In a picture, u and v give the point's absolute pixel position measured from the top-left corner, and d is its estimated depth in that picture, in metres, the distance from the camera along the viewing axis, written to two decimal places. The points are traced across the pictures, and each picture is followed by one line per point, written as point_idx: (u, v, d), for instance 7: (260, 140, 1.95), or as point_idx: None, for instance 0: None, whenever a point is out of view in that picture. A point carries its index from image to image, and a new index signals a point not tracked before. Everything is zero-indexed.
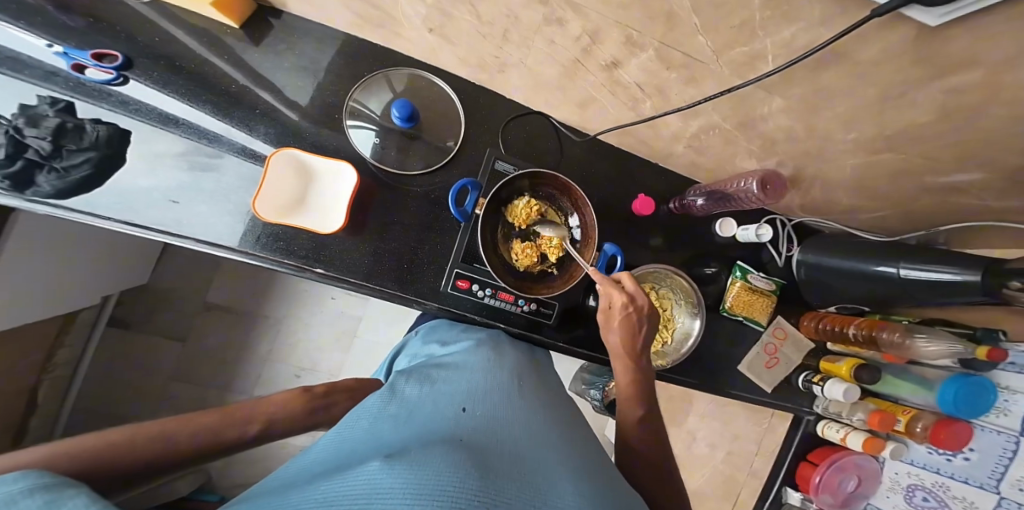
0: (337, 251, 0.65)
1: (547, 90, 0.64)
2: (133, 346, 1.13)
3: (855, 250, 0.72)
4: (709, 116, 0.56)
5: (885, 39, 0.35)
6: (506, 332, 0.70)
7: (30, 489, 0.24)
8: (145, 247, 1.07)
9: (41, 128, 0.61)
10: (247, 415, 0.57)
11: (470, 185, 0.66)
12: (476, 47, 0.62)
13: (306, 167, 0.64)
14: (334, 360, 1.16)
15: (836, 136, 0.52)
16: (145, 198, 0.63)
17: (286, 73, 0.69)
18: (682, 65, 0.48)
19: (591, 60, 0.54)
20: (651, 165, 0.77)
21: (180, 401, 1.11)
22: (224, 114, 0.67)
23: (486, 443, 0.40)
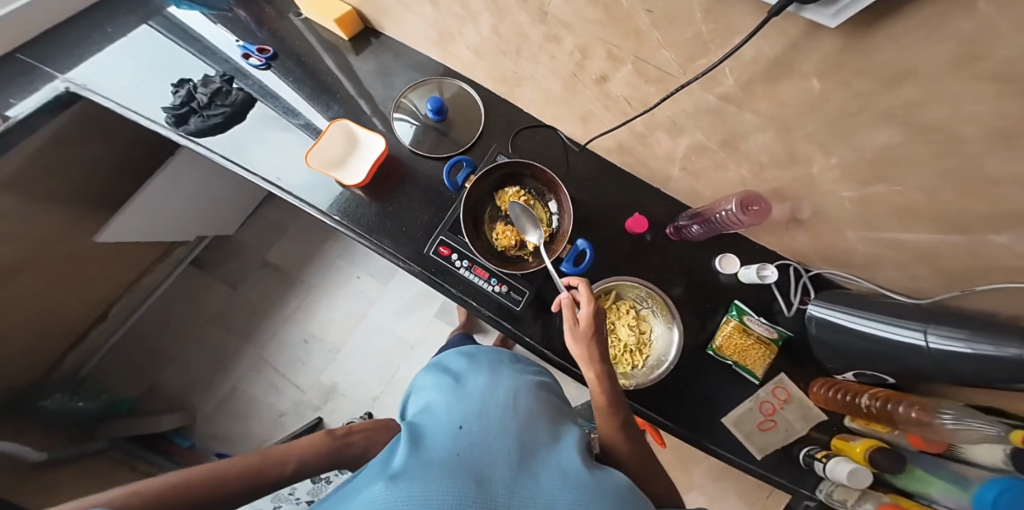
0: (348, 203, 0.79)
1: (555, 103, 0.72)
2: (201, 285, 1.35)
3: (883, 308, 0.61)
4: (693, 134, 0.59)
5: (820, 49, 0.37)
6: (477, 309, 0.76)
7: None
8: (239, 206, 1.31)
9: (207, 88, 0.84)
10: (283, 455, 0.58)
11: (465, 162, 0.77)
12: (499, 62, 0.72)
13: (354, 136, 0.79)
14: (338, 332, 1.29)
15: (815, 163, 0.51)
16: (255, 147, 0.82)
17: (367, 73, 0.85)
18: (657, 79, 0.53)
19: (585, 74, 0.61)
20: (654, 190, 0.79)
21: (210, 342, 1.31)
22: (311, 99, 0.85)
23: (483, 457, 0.44)
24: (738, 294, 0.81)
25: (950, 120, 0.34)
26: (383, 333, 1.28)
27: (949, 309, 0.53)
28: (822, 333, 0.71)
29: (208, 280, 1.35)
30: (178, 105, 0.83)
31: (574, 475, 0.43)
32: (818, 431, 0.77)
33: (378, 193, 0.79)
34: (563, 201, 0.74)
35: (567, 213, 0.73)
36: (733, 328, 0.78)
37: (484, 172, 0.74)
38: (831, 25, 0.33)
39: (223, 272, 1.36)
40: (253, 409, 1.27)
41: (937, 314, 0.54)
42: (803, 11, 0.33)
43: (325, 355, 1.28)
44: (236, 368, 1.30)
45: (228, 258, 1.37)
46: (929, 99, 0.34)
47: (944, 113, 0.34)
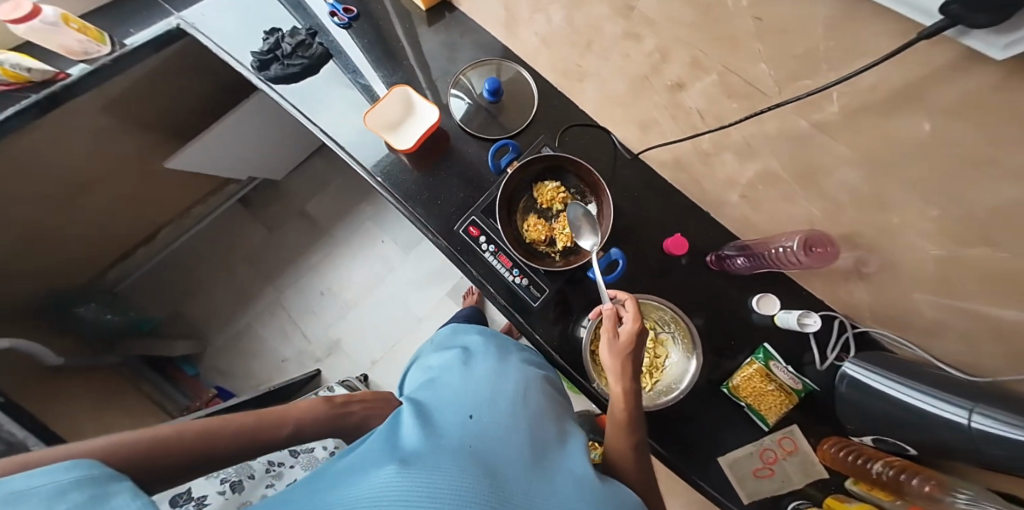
0: (388, 165, 0.77)
1: (615, 105, 0.68)
2: (238, 223, 1.37)
3: (924, 379, 0.57)
4: (766, 161, 0.55)
5: (970, 83, 0.34)
6: (494, 296, 0.73)
7: (77, 481, 0.32)
8: (285, 159, 1.31)
9: (293, 39, 0.82)
10: (282, 416, 0.59)
11: (511, 145, 0.74)
12: (566, 54, 0.68)
13: (412, 104, 0.77)
14: (354, 291, 1.32)
15: (905, 211, 0.46)
16: (320, 100, 0.81)
17: (432, 45, 0.82)
18: (742, 95, 0.51)
19: (658, 78, 0.58)
20: (699, 212, 0.73)
21: (238, 279, 1.34)
22: (376, 64, 0.82)
23: (494, 447, 0.41)
24: (772, 337, 0.75)
25: None
26: (394, 302, 1.31)
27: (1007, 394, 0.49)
28: (854, 395, 0.66)
29: (250, 221, 1.38)
30: (264, 51, 0.82)
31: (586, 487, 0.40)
32: (812, 486, 0.73)
33: (424, 162, 0.77)
34: (604, 203, 0.70)
35: (608, 215, 0.68)
36: (756, 372, 0.73)
37: (525, 161, 0.71)
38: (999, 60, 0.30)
39: (264, 215, 1.38)
40: (262, 349, 1.30)
41: (990, 395, 0.49)
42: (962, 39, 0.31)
43: (337, 310, 1.31)
44: (256, 305, 1.33)
45: (269, 204, 1.39)
46: None
47: None
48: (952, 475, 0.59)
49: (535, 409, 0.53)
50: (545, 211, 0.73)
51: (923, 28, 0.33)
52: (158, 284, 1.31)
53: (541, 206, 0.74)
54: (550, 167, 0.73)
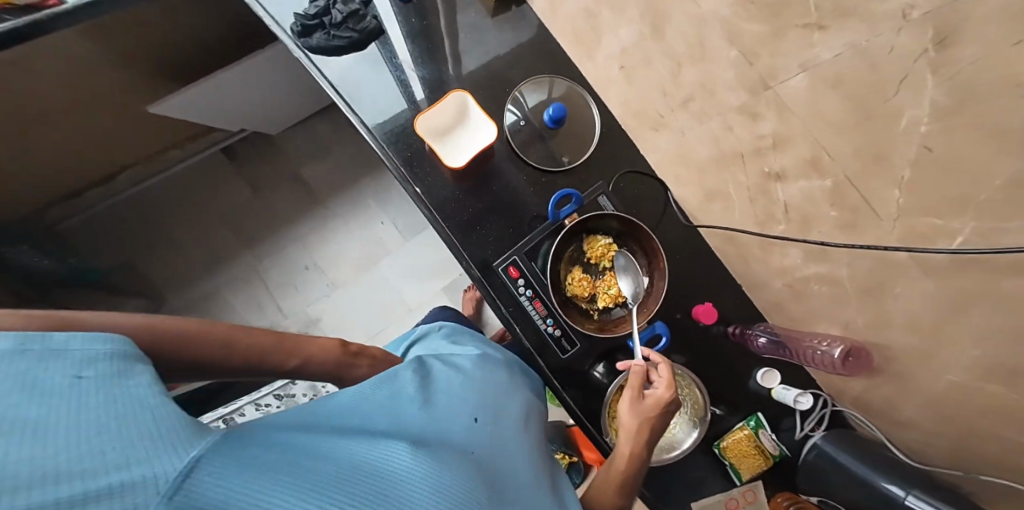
0: (430, 176, 0.69)
1: (686, 166, 0.64)
2: (217, 176, 1.16)
3: (879, 458, 0.69)
4: (839, 268, 0.55)
5: None
6: (520, 338, 0.71)
7: (109, 355, 0.27)
8: (275, 117, 1.09)
9: (346, 6, 0.68)
10: (289, 349, 0.49)
11: (574, 197, 0.69)
12: (647, 100, 0.63)
13: (466, 113, 0.67)
14: (342, 273, 1.15)
15: (953, 346, 0.49)
16: (363, 83, 0.69)
17: (491, 41, 0.72)
18: (849, 207, 0.48)
19: (757, 161, 0.54)
20: (734, 284, 0.74)
21: (212, 240, 1.14)
22: (430, 58, 0.71)
23: (495, 476, 0.40)
24: (763, 407, 0.80)
25: None
26: (387, 290, 1.15)
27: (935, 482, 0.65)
28: (819, 464, 0.76)
29: (228, 174, 1.16)
30: (309, 15, 0.67)
31: None
32: None
33: (466, 181, 0.70)
34: (657, 279, 0.67)
35: (658, 292, 0.66)
36: (744, 436, 0.77)
37: (584, 219, 0.66)
38: None
39: (246, 168, 1.16)
40: (226, 314, 1.11)
41: (918, 474, 0.65)
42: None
43: (318, 290, 1.14)
44: (223, 273, 1.13)
45: (256, 156, 1.17)
46: None
47: None
48: None
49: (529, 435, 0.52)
50: (593, 265, 0.69)
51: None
52: (103, 228, 1.10)
53: (590, 259, 0.70)
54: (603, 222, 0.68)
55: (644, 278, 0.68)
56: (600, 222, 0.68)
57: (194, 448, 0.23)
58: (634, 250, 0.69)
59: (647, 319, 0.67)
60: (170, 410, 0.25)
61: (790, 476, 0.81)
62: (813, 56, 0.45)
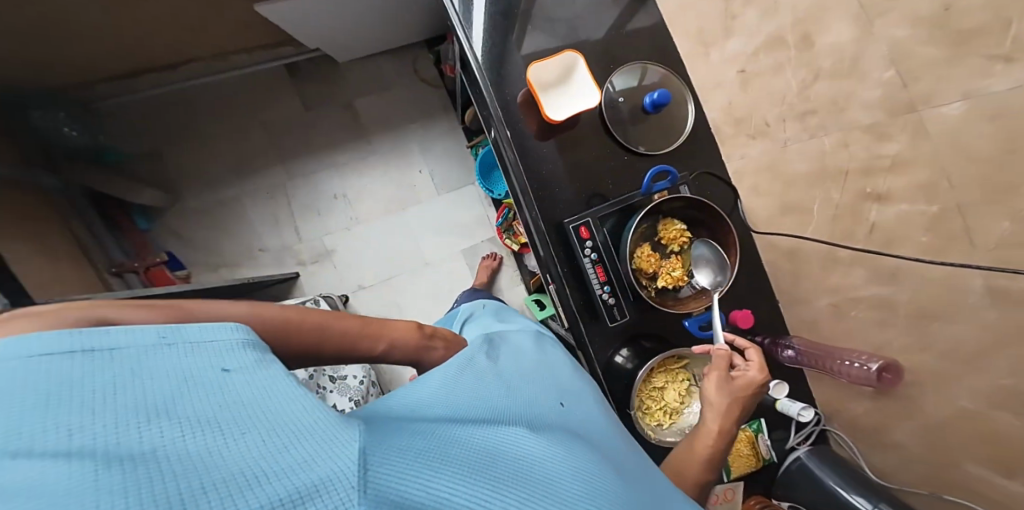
0: (520, 120, 0.68)
1: (773, 176, 0.67)
2: (271, 88, 1.07)
3: (858, 476, 0.75)
4: (897, 290, 0.61)
5: None
6: (574, 298, 0.69)
7: (244, 343, 0.25)
8: (360, 43, 0.99)
9: None
10: (379, 330, 0.45)
11: (670, 175, 0.68)
12: (757, 107, 0.65)
13: (581, 71, 0.64)
14: (370, 209, 1.08)
15: (986, 372, 0.57)
16: (489, 20, 0.69)
17: (609, 15, 0.71)
18: (944, 233, 0.54)
19: (859, 180, 0.59)
20: (773, 301, 0.77)
21: (251, 144, 1.06)
22: (563, 16, 0.70)
23: (606, 446, 0.35)
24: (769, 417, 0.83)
25: None
26: (406, 238, 1.08)
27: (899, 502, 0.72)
28: (800, 476, 0.79)
29: (285, 86, 1.08)
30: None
31: None
32: None
33: (550, 137, 0.68)
34: (727, 273, 0.67)
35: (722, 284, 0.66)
36: (745, 437, 0.80)
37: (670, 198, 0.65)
38: None
39: (304, 87, 1.09)
40: (242, 228, 1.04)
41: (885, 496, 0.73)
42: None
43: (343, 219, 1.07)
44: (257, 183, 1.06)
45: (308, 81, 1.09)
46: None
47: None
48: None
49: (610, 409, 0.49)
50: (662, 247, 0.68)
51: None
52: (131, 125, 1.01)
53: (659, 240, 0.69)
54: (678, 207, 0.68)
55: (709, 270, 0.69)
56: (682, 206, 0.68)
57: (351, 441, 0.20)
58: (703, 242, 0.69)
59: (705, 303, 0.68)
60: (307, 398, 0.22)
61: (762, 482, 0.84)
62: (982, 87, 0.48)
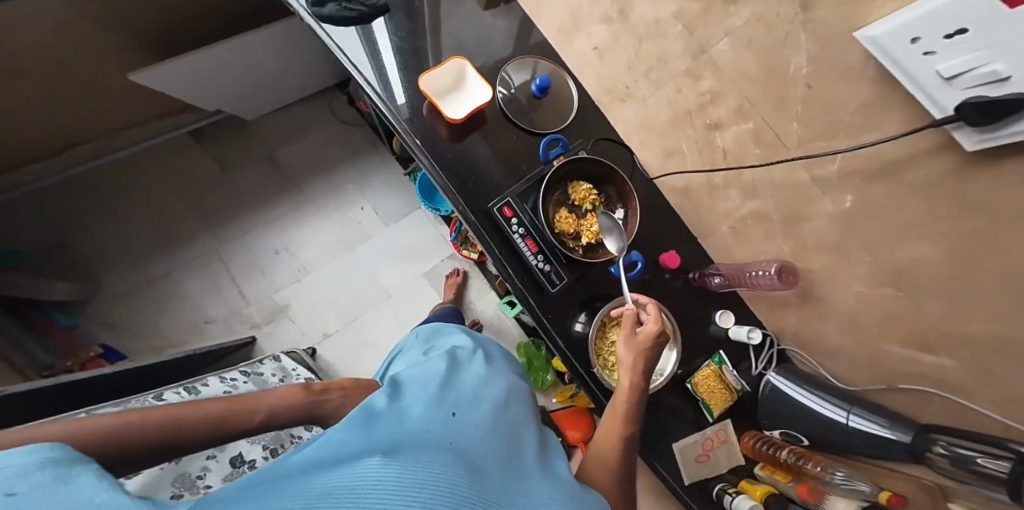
0: (431, 130, 0.75)
1: (649, 131, 0.79)
2: (178, 157, 1.21)
3: (824, 387, 0.79)
4: (764, 201, 0.70)
5: (929, 167, 0.49)
6: (515, 278, 0.76)
7: (41, 462, 0.23)
8: (264, 99, 1.19)
9: None
10: (253, 404, 0.50)
11: (561, 141, 0.79)
12: (617, 74, 0.77)
13: (464, 75, 0.77)
14: (316, 256, 1.21)
15: (853, 256, 0.64)
16: (367, 49, 0.77)
17: (483, 26, 0.82)
18: (766, 145, 0.63)
19: (701, 116, 0.69)
20: (691, 238, 0.87)
21: (165, 216, 1.17)
22: (431, 32, 0.80)
23: (477, 450, 0.42)
24: (724, 347, 0.91)
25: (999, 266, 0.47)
26: (364, 272, 1.21)
27: (867, 400, 0.76)
28: (772, 399, 0.85)
29: (197, 154, 1.22)
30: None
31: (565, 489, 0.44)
32: (733, 472, 0.88)
33: (466, 136, 0.78)
34: (632, 212, 0.77)
35: (633, 222, 0.77)
36: (711, 372, 0.87)
37: (572, 158, 0.75)
38: (966, 148, 0.43)
39: (217, 151, 1.23)
40: (182, 304, 1.13)
41: (856, 400, 0.76)
42: (954, 131, 0.42)
43: (291, 274, 1.18)
44: (183, 253, 1.16)
45: (223, 141, 1.24)
46: (974, 234, 0.48)
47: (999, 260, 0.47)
48: (832, 461, 0.80)
49: (513, 417, 0.55)
50: (577, 208, 0.77)
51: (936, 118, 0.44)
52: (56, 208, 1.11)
53: (574, 203, 0.78)
54: (585, 169, 0.78)
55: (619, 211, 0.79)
56: (582, 167, 0.79)
57: None
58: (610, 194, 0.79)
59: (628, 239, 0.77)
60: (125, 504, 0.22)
61: (749, 414, 0.90)
62: (731, 24, 0.60)
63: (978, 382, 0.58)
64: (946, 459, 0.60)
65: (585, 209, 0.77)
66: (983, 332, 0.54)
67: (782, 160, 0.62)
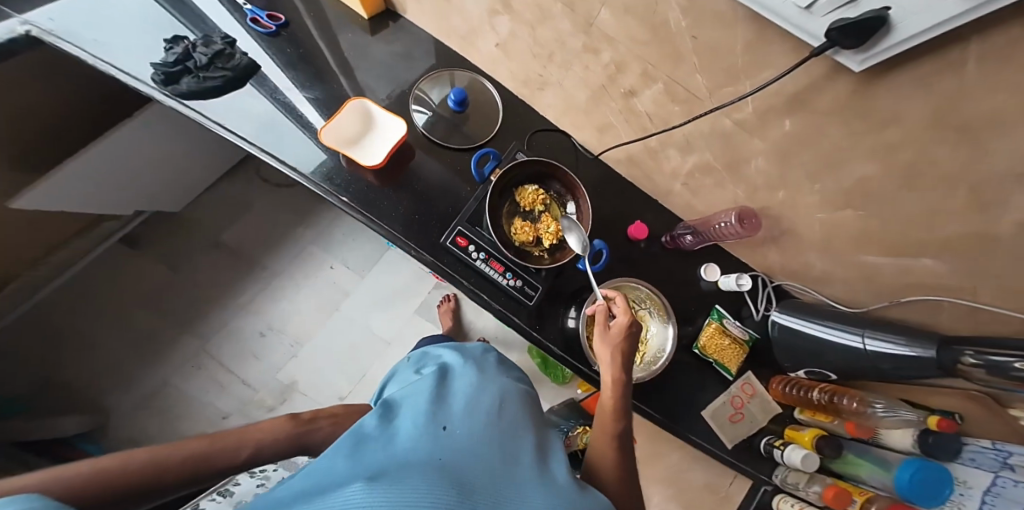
0: (360, 187, 0.74)
1: (576, 112, 0.77)
2: (131, 265, 1.29)
3: (832, 317, 0.76)
4: (702, 154, 0.68)
5: (835, 90, 0.46)
6: (490, 304, 0.72)
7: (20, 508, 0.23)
8: (188, 184, 1.26)
9: (209, 48, 0.78)
10: (240, 438, 0.51)
11: (492, 154, 0.76)
12: (527, 65, 0.76)
13: (369, 115, 0.74)
14: (304, 326, 1.29)
15: (803, 187, 0.61)
16: (245, 120, 0.78)
17: (389, 55, 0.86)
18: (683, 101, 0.60)
19: (615, 87, 0.67)
20: (652, 203, 0.86)
21: (140, 328, 1.26)
22: (313, 82, 0.83)
23: (465, 463, 0.41)
24: (717, 299, 0.89)
25: (943, 165, 0.45)
26: (355, 326, 1.30)
27: (878, 318, 0.72)
28: (785, 339, 0.83)
29: (145, 259, 1.29)
30: (171, 63, 0.77)
31: (563, 492, 0.42)
32: (774, 422, 0.89)
33: (391, 178, 0.75)
34: (582, 202, 0.70)
35: (587, 212, 0.69)
36: (715, 330, 0.85)
37: (506, 169, 0.69)
38: (855, 69, 0.41)
39: (161, 252, 1.31)
40: (191, 407, 1.22)
41: (871, 323, 0.72)
42: (837, 56, 0.40)
43: (286, 350, 1.27)
44: (171, 357, 1.25)
45: (167, 238, 1.32)
46: (905, 142, 0.46)
47: (937, 162, 0.45)
48: (862, 388, 0.81)
49: (511, 421, 0.54)
50: (529, 213, 0.72)
51: (815, 48, 0.41)
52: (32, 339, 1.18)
53: (525, 209, 0.72)
54: (526, 170, 0.72)
55: (570, 204, 0.72)
56: (521, 170, 0.72)
57: None
58: (559, 187, 0.72)
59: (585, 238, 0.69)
60: None
61: (767, 356, 0.89)
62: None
63: (966, 275, 0.56)
64: (979, 369, 0.55)
65: (537, 212, 0.72)
66: (951, 230, 0.51)
67: (703, 113, 0.59)
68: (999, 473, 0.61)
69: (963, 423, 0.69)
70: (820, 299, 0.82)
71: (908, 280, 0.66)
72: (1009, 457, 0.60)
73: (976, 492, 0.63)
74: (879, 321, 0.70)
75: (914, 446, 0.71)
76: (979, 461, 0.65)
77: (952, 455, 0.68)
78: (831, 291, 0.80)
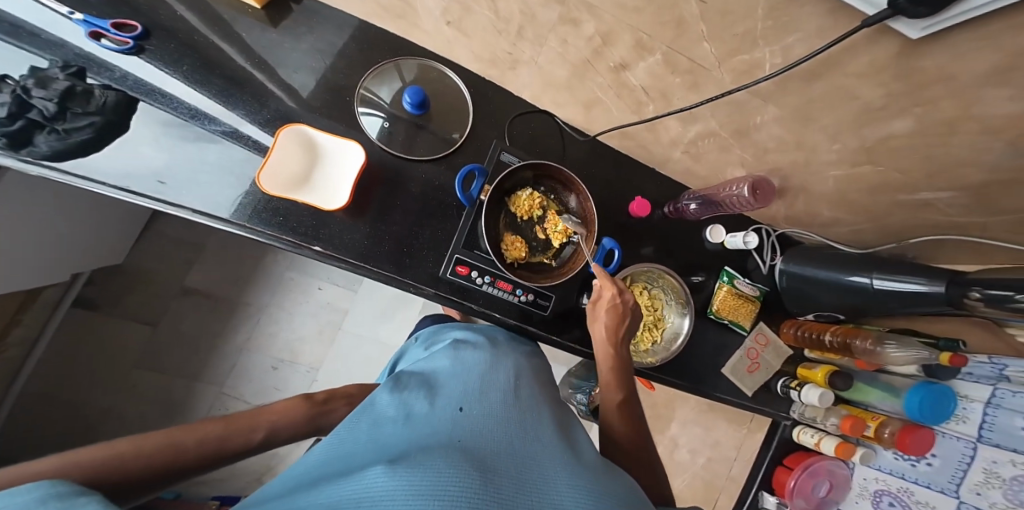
0: (338, 229, 0.66)
1: (555, 89, 0.67)
2: (99, 327, 1.19)
3: (838, 261, 0.71)
4: (707, 122, 0.61)
5: (873, 52, 0.40)
6: (502, 322, 0.70)
7: (44, 498, 0.21)
8: (113, 234, 1.13)
9: (49, 90, 0.61)
10: (251, 422, 0.53)
11: (477, 170, 0.67)
12: (490, 42, 0.64)
13: (315, 145, 0.64)
14: (314, 352, 1.23)
15: (820, 148, 0.56)
16: (139, 173, 0.63)
17: (304, 54, 0.70)
18: (686, 71, 0.53)
19: (601, 60, 0.58)
20: (649, 172, 0.79)
21: (132, 385, 1.18)
22: (226, 99, 0.69)
23: (484, 447, 0.39)
24: (725, 260, 0.83)
25: (987, 126, 0.40)
26: (365, 342, 1.25)
27: (886, 258, 0.67)
28: (793, 285, 0.79)
29: (111, 318, 1.19)
30: (4, 119, 0.59)
31: (586, 467, 0.40)
32: (789, 364, 0.87)
33: (365, 210, 0.67)
34: (585, 202, 0.68)
35: (591, 209, 0.67)
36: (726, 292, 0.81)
37: (496, 184, 0.65)
38: (912, 36, 0.35)
39: (129, 306, 1.21)
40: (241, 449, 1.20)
41: (877, 262, 0.66)
42: (894, 23, 0.34)
43: (304, 377, 1.21)
44: (190, 411, 1.18)
45: (131, 290, 1.21)
46: (949, 99, 0.40)
47: (983, 121, 0.40)
48: (876, 328, 0.76)
49: (527, 401, 0.52)
50: (525, 223, 0.69)
51: (868, 16, 0.35)
52: (24, 427, 1.11)
53: (521, 218, 0.68)
54: (516, 176, 0.67)
55: (572, 207, 0.69)
56: (514, 178, 0.67)
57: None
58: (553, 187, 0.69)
59: (594, 239, 0.68)
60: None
61: (778, 308, 0.86)
62: None
63: (983, 222, 0.53)
64: (983, 303, 0.50)
65: (533, 221, 0.68)
66: (982, 182, 0.47)
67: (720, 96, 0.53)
68: (997, 384, 0.64)
69: (968, 349, 0.68)
70: (823, 242, 0.78)
71: (916, 223, 0.61)
72: (1005, 369, 0.62)
73: (979, 405, 0.67)
74: (888, 260, 0.64)
75: (917, 371, 0.73)
76: (977, 375, 0.68)
77: (953, 373, 0.70)
78: (834, 234, 0.75)
